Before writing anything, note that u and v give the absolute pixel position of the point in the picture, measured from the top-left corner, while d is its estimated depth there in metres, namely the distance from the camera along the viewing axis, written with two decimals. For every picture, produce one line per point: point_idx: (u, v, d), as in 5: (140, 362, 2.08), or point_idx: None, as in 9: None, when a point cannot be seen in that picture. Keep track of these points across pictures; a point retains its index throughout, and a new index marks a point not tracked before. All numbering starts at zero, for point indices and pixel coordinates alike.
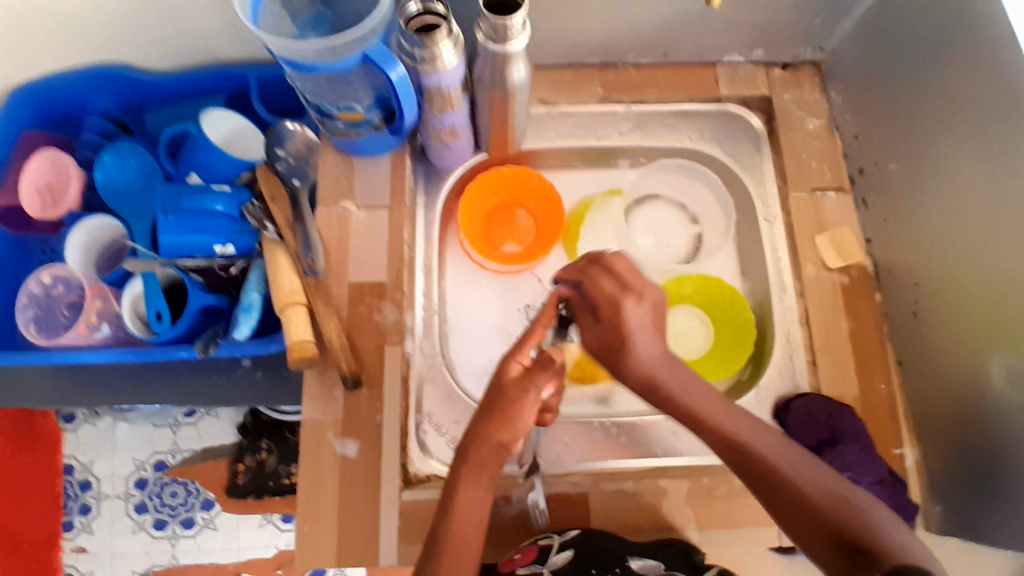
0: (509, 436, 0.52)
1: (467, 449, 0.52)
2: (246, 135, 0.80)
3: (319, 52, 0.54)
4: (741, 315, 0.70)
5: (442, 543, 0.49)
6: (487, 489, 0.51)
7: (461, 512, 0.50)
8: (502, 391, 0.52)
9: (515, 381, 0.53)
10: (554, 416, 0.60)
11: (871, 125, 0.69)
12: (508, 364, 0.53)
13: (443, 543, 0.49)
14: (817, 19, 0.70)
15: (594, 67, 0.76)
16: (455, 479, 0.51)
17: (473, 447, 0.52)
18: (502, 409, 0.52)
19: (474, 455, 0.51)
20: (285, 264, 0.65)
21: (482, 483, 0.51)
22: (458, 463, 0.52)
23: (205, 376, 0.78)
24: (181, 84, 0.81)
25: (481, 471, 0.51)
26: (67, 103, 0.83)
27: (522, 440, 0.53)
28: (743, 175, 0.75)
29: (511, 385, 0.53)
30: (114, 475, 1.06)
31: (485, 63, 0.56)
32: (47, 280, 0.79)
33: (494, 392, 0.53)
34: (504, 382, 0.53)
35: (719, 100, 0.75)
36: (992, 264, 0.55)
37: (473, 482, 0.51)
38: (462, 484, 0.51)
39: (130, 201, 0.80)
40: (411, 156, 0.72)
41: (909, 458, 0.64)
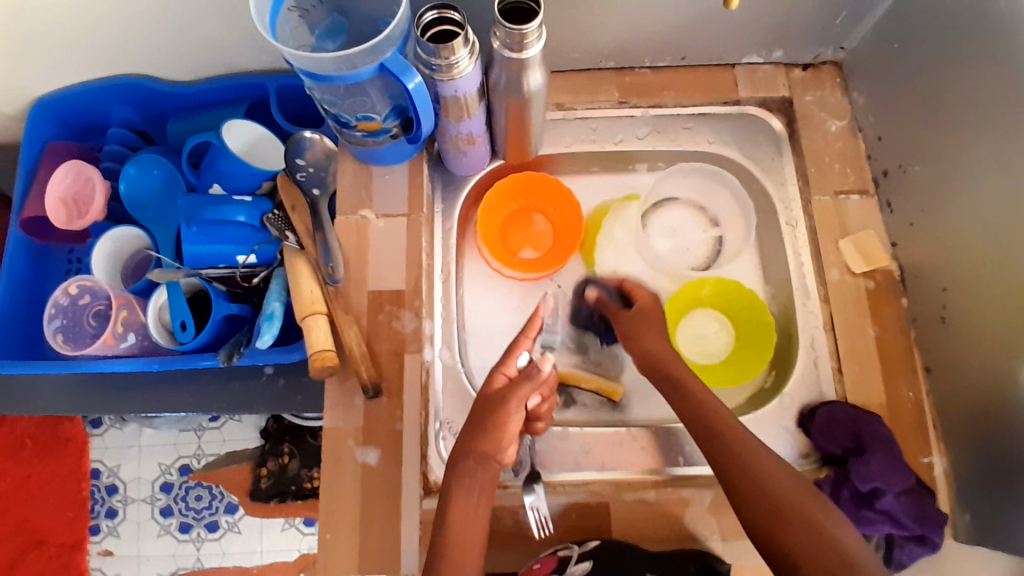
0: (493, 444, 0.53)
1: (456, 460, 0.53)
2: (263, 143, 0.80)
3: (337, 63, 0.54)
4: (762, 320, 0.68)
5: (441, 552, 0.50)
6: (480, 496, 0.52)
7: (461, 518, 0.51)
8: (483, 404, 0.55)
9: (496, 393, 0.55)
10: (546, 424, 0.62)
11: (895, 126, 0.68)
12: (493, 376, 0.57)
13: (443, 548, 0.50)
14: (838, 19, 0.69)
15: (611, 71, 0.75)
16: (449, 485, 0.52)
17: (463, 457, 0.53)
18: (482, 419, 0.54)
19: (462, 465, 0.52)
20: (304, 272, 0.65)
21: (474, 488, 0.52)
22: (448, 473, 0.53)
23: (229, 383, 0.79)
24: (200, 93, 0.82)
25: (471, 479, 0.52)
26: (91, 113, 0.84)
27: (507, 448, 0.54)
28: (763, 177, 0.73)
29: (489, 399, 0.55)
30: (140, 479, 1.08)
31: (501, 70, 0.56)
32: (74, 291, 0.80)
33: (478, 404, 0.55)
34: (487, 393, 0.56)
35: (738, 102, 0.74)
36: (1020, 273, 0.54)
37: (467, 488, 0.52)
38: (464, 493, 0.52)
39: (153, 211, 0.81)
40: (428, 164, 0.72)
41: (937, 466, 0.63)
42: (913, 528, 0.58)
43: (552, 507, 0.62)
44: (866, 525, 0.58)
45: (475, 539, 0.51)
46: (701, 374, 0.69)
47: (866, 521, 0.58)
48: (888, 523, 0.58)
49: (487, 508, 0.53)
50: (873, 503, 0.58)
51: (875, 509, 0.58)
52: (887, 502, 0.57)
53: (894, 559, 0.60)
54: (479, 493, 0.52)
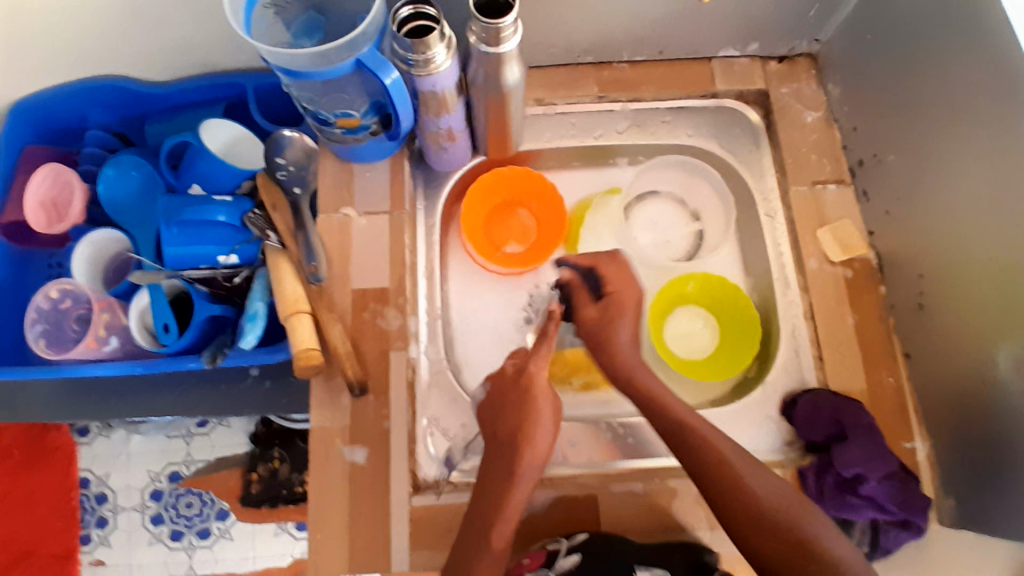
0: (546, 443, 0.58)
1: (506, 456, 0.57)
2: (245, 142, 0.79)
3: (313, 60, 0.54)
4: (738, 303, 0.69)
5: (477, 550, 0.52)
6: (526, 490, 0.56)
7: (501, 516, 0.54)
8: (530, 404, 0.59)
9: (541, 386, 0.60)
10: None
11: (870, 115, 0.69)
12: (534, 366, 0.61)
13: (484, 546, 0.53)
14: (811, 11, 0.70)
15: (589, 66, 0.75)
16: (500, 481, 0.56)
17: (509, 463, 0.56)
18: (530, 414, 0.58)
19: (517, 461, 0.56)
20: (288, 272, 0.65)
21: (522, 483, 0.56)
22: (493, 478, 0.56)
23: (214, 386, 0.79)
24: (178, 94, 0.82)
25: (521, 474, 0.56)
26: (72, 116, 0.84)
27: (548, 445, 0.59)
28: (742, 170, 0.74)
29: (539, 390, 0.60)
30: (129, 488, 1.07)
31: (479, 65, 0.57)
32: (56, 295, 0.79)
33: (522, 400, 0.59)
34: (532, 384, 0.60)
35: (716, 95, 0.75)
36: (986, 260, 0.56)
37: (512, 492, 0.55)
38: (506, 497, 0.55)
39: (133, 214, 0.81)
40: (409, 162, 0.72)
41: (920, 450, 0.63)
42: (896, 511, 0.58)
43: (541, 501, 0.62)
44: (850, 511, 0.59)
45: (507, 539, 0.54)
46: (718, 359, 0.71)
47: (850, 507, 0.59)
48: (872, 508, 0.59)
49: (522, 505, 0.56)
50: (856, 488, 0.59)
51: (859, 495, 0.58)
52: (870, 487, 0.58)
53: (879, 545, 0.59)
54: (524, 487, 0.56)
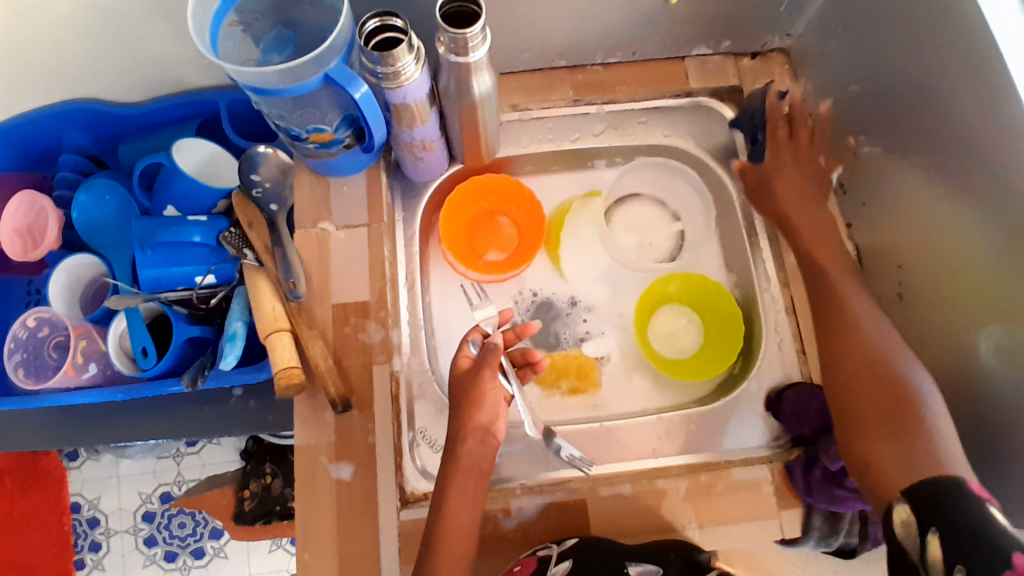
0: (487, 416, 0.58)
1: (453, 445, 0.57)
2: (220, 160, 0.77)
3: (281, 77, 0.53)
4: (722, 300, 0.70)
5: (436, 541, 0.53)
6: (475, 480, 0.56)
7: (453, 503, 0.54)
8: (465, 387, 0.58)
9: (467, 372, 0.59)
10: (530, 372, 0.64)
11: (844, 108, 0.69)
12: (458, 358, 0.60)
13: (439, 536, 0.53)
14: (780, 7, 0.70)
15: (563, 69, 0.75)
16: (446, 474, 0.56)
17: (459, 439, 0.57)
18: (465, 395, 0.58)
19: (462, 449, 0.56)
20: (266, 290, 0.64)
21: (470, 476, 0.56)
22: (446, 462, 0.56)
23: (199, 407, 0.77)
24: (151, 114, 0.80)
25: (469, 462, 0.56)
26: (41, 140, 0.82)
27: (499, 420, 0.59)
28: (720, 167, 0.74)
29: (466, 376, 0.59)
30: (121, 510, 1.07)
31: (449, 75, 0.56)
32: (33, 323, 0.78)
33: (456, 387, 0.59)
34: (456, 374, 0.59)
35: (690, 94, 0.75)
36: (959, 227, 0.56)
37: (463, 475, 0.55)
38: (452, 480, 0.55)
39: (108, 237, 0.79)
40: (386, 172, 0.72)
41: None
42: None
43: (531, 509, 0.62)
44: (839, 504, 0.59)
45: (467, 528, 0.54)
46: (702, 358, 0.70)
47: (838, 499, 0.59)
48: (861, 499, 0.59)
49: (477, 497, 0.56)
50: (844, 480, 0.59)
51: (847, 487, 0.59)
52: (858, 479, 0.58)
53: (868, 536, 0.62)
54: (474, 479, 0.56)
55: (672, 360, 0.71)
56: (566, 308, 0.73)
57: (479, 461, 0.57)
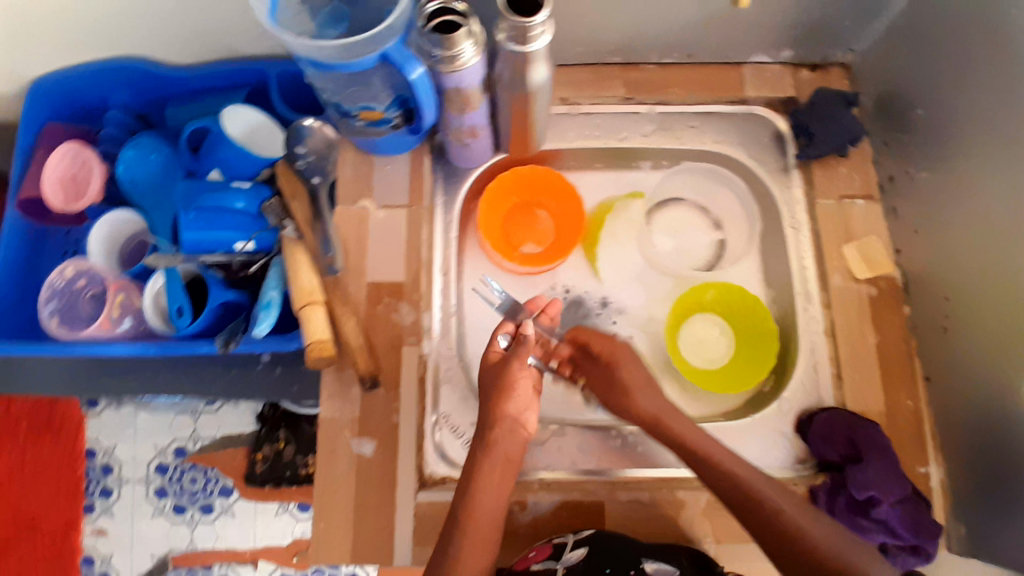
0: (516, 407, 0.57)
1: (483, 435, 0.56)
2: (264, 129, 0.78)
3: (338, 52, 0.52)
4: (761, 319, 0.68)
5: (461, 524, 0.53)
6: (501, 474, 0.56)
7: (478, 491, 0.54)
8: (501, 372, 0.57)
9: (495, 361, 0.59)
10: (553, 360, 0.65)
11: (903, 132, 0.68)
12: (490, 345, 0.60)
13: (460, 527, 0.53)
14: (847, 22, 0.68)
15: (616, 66, 0.74)
16: (472, 464, 0.55)
17: (485, 431, 0.56)
18: (495, 386, 0.57)
19: (490, 439, 0.56)
20: (303, 263, 0.64)
21: (496, 467, 0.55)
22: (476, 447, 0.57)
23: (227, 371, 0.79)
24: (201, 77, 0.81)
25: (496, 454, 0.56)
26: (88, 96, 0.83)
27: (529, 416, 0.58)
28: (769, 180, 0.71)
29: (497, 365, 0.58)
30: (135, 459, 1.09)
31: (505, 64, 0.55)
32: (71, 274, 0.79)
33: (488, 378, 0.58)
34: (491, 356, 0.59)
35: (744, 102, 0.73)
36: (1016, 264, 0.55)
37: (493, 462, 0.55)
38: (481, 466, 0.55)
39: (151, 196, 0.80)
40: (431, 156, 0.71)
41: (934, 476, 0.63)
42: (908, 537, 0.58)
43: (548, 504, 0.62)
44: (861, 532, 0.58)
45: (491, 514, 0.54)
46: (733, 371, 0.70)
47: (862, 529, 0.58)
48: (883, 532, 0.58)
49: (502, 491, 0.56)
50: (869, 511, 0.58)
51: (871, 517, 0.58)
52: (883, 511, 0.57)
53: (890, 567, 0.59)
54: (499, 472, 0.56)
55: (700, 370, 0.70)
56: (597, 307, 0.73)
57: (510, 450, 0.57)
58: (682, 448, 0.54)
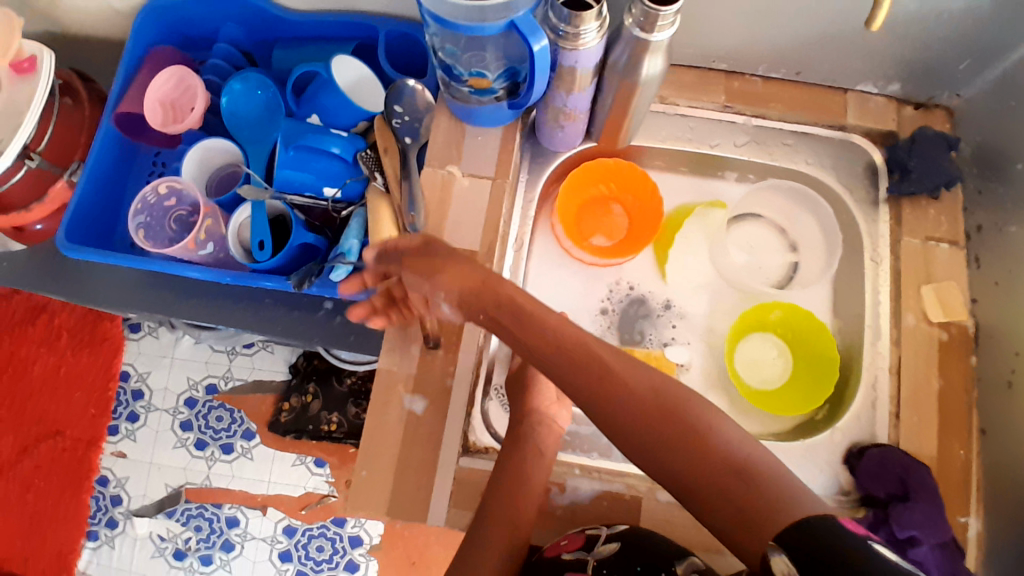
0: (542, 401, 0.62)
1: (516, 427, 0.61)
2: (367, 84, 0.79)
3: (468, 13, 0.54)
4: (827, 349, 0.66)
5: (488, 511, 0.56)
6: (535, 462, 0.59)
7: (508, 476, 0.58)
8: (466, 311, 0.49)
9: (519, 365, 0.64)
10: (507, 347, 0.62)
11: (1004, 183, 0.66)
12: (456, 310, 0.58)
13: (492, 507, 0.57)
14: (967, 64, 0.67)
15: (719, 73, 0.74)
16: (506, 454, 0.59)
17: (519, 423, 0.61)
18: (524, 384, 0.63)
19: (521, 430, 0.60)
20: (387, 216, 0.69)
21: (529, 455, 0.59)
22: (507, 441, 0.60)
23: (284, 312, 0.81)
24: (311, 25, 0.82)
25: (529, 446, 0.60)
26: (202, 26, 0.87)
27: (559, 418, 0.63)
28: (855, 210, 0.71)
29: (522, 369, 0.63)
30: (166, 390, 1.13)
31: (624, 49, 0.56)
32: (163, 192, 0.83)
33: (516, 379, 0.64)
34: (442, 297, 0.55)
35: (844, 129, 0.72)
36: None
37: (523, 456, 0.59)
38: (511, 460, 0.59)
39: (250, 131, 0.83)
40: (521, 134, 0.72)
41: (972, 527, 0.62)
42: None
43: (586, 492, 0.62)
44: None
45: (520, 506, 0.57)
46: (789, 394, 0.69)
47: None
48: None
49: (535, 480, 0.59)
50: (906, 551, 0.57)
51: (908, 557, 0.57)
52: (921, 552, 0.57)
53: None
54: (533, 461, 0.59)
55: (755, 388, 0.69)
56: (658, 307, 0.73)
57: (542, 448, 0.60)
58: (627, 395, 0.42)
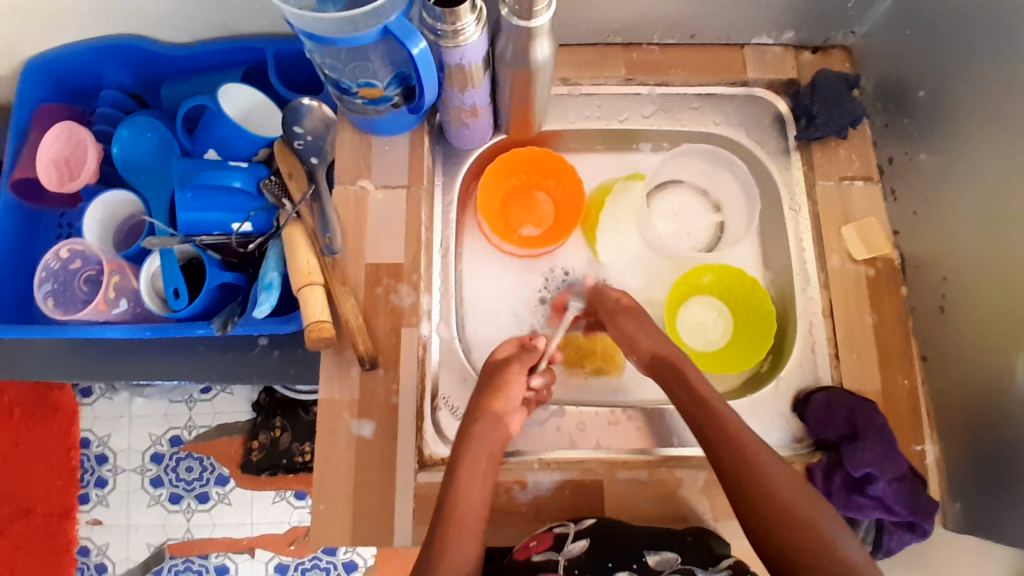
0: (504, 404, 0.59)
1: (472, 428, 0.57)
2: (265, 108, 0.77)
3: (339, 25, 0.52)
4: (761, 304, 0.67)
5: (449, 513, 0.52)
6: (486, 468, 0.56)
7: (463, 479, 0.54)
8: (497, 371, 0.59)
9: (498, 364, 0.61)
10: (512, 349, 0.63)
11: (906, 114, 0.68)
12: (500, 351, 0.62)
13: (447, 516, 0.52)
14: (851, 2, 0.68)
15: (618, 46, 0.74)
16: (459, 455, 0.56)
17: (474, 420, 0.58)
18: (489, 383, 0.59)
19: (478, 431, 0.57)
20: (301, 242, 0.64)
21: (483, 457, 0.56)
22: (461, 441, 0.57)
23: (223, 354, 0.78)
24: (197, 56, 0.79)
25: (483, 448, 0.56)
26: (83, 74, 0.82)
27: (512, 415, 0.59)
28: (768, 162, 0.72)
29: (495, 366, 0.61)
30: (130, 449, 1.08)
31: (508, 40, 0.55)
32: (65, 255, 0.79)
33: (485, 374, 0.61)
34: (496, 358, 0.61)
35: (746, 84, 0.73)
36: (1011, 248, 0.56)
37: (475, 455, 0.56)
38: (465, 460, 0.55)
39: (145, 174, 0.79)
40: (430, 136, 0.71)
41: (928, 453, 0.63)
42: (905, 514, 0.58)
43: (546, 484, 0.62)
44: (856, 511, 0.59)
45: (477, 502, 0.53)
46: (730, 350, 0.70)
47: (856, 507, 0.58)
48: (878, 509, 0.58)
49: (486, 481, 0.55)
50: (864, 488, 0.58)
51: (867, 495, 0.58)
52: (879, 488, 0.57)
53: (882, 545, 0.61)
54: (484, 464, 0.56)
55: (697, 351, 0.70)
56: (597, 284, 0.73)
57: (491, 445, 0.57)
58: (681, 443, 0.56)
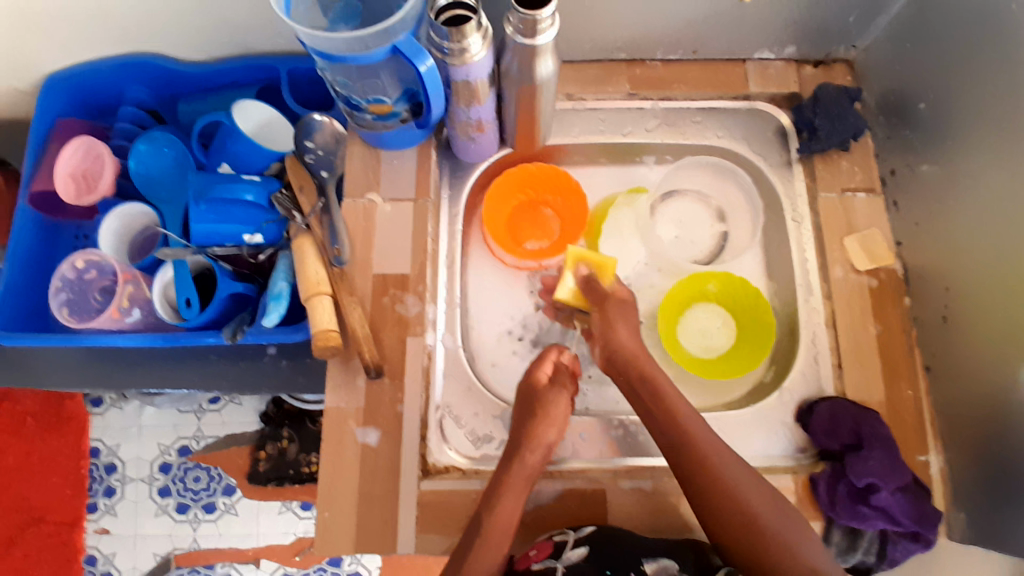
0: (554, 433, 0.60)
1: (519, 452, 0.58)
2: (275, 122, 0.79)
3: (350, 44, 0.53)
4: (761, 313, 0.68)
5: (483, 529, 0.55)
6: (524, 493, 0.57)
7: (503, 503, 0.56)
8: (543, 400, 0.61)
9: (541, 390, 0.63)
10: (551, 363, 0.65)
11: (907, 126, 0.68)
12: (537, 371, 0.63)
13: (484, 533, 0.55)
14: (851, 18, 0.69)
15: (621, 62, 0.75)
16: (502, 476, 0.57)
17: (518, 446, 0.58)
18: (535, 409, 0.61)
19: (528, 457, 0.58)
20: (312, 254, 0.66)
21: (524, 484, 0.57)
22: (507, 462, 0.58)
23: (232, 363, 0.79)
24: (213, 73, 0.82)
25: (524, 475, 0.58)
26: (104, 92, 0.85)
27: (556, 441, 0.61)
28: (772, 175, 0.73)
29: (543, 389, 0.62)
30: (140, 459, 1.09)
31: (513, 57, 0.56)
32: (81, 265, 0.82)
33: (529, 396, 0.62)
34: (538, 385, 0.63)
35: (748, 98, 0.74)
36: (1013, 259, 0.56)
37: (521, 478, 0.57)
38: (509, 482, 0.57)
39: (163, 189, 0.81)
40: (437, 150, 0.73)
41: (933, 465, 0.63)
42: (910, 525, 0.58)
43: (549, 493, 0.62)
44: (861, 521, 0.58)
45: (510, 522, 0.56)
46: (733, 357, 0.70)
47: (862, 517, 0.58)
48: (883, 519, 0.58)
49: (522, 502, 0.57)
50: (869, 498, 0.58)
51: (871, 505, 0.58)
52: (884, 498, 0.57)
53: (886, 556, 0.60)
54: (524, 492, 0.57)
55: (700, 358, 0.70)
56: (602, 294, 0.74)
57: (536, 470, 0.58)
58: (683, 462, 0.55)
